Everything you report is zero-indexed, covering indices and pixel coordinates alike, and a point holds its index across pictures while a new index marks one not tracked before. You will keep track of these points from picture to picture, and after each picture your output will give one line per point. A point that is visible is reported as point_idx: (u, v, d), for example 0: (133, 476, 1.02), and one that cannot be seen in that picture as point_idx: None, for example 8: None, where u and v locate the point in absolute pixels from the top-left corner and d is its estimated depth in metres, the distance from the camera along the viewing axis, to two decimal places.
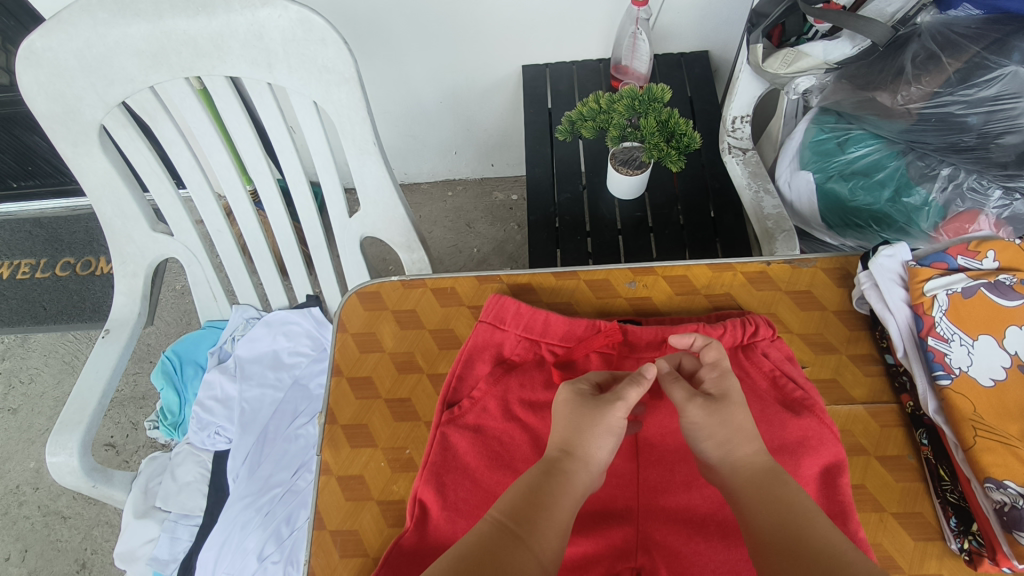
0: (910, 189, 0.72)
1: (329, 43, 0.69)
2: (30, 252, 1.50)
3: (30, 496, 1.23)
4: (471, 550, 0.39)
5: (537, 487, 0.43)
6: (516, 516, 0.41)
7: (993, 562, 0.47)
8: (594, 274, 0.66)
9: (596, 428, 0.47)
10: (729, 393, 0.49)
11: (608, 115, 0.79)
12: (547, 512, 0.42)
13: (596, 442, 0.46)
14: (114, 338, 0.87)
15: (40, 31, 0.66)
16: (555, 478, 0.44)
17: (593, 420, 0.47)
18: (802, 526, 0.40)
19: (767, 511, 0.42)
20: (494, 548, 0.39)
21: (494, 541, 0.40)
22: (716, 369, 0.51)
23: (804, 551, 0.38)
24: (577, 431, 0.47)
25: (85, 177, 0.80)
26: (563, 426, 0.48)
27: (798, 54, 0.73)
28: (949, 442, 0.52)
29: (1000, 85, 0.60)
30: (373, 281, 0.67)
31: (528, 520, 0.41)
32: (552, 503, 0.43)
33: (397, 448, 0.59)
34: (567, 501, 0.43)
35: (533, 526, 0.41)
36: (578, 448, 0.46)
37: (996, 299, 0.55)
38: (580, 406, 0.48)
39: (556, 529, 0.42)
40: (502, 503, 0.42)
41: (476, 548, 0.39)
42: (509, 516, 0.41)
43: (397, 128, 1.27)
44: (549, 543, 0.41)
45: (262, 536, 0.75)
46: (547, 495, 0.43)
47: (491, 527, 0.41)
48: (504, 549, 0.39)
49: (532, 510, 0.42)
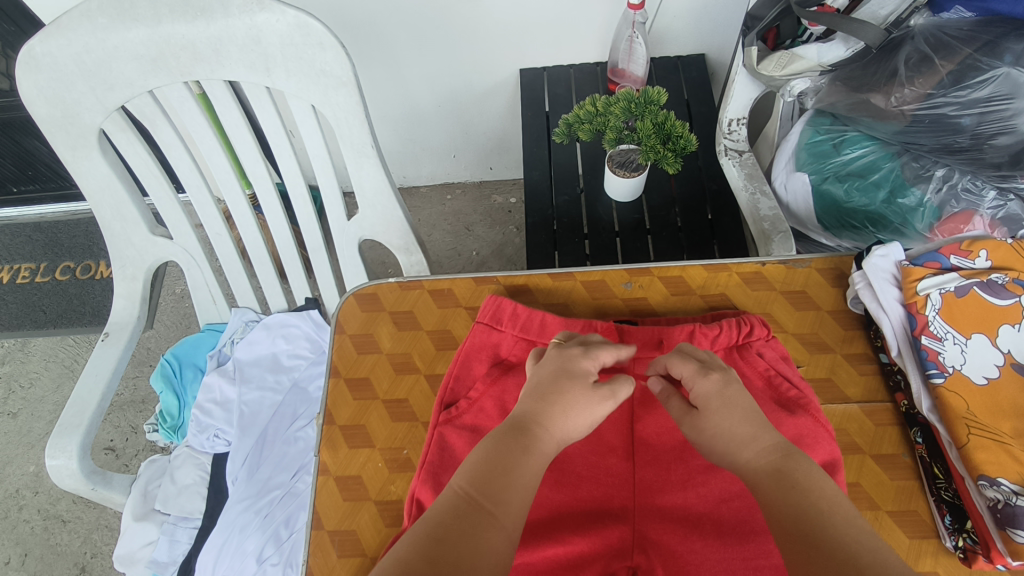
0: (905, 190, 0.72)
1: (327, 47, 0.70)
2: (31, 257, 1.51)
3: (30, 500, 1.23)
4: (440, 527, 0.39)
5: (500, 454, 0.43)
6: (480, 488, 0.41)
7: (987, 559, 0.47)
8: (590, 275, 0.66)
9: (562, 396, 0.46)
10: (709, 397, 0.47)
11: (605, 118, 0.79)
12: (511, 479, 0.42)
13: (559, 410, 0.46)
14: (114, 341, 0.88)
15: (40, 36, 0.67)
16: (520, 445, 0.43)
17: (559, 390, 0.47)
18: (817, 516, 0.39)
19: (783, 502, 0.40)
20: (462, 525, 0.39)
21: (458, 517, 0.39)
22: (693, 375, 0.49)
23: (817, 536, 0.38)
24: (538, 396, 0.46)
25: (84, 181, 0.81)
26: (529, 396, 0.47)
27: (792, 56, 0.74)
28: (943, 440, 0.52)
29: (992, 87, 0.61)
30: (371, 282, 0.67)
31: (494, 491, 0.41)
32: (517, 468, 0.42)
33: (395, 448, 0.59)
34: (531, 466, 0.43)
35: (499, 497, 0.41)
36: (540, 415, 0.45)
37: (989, 298, 0.55)
38: (549, 377, 0.48)
39: (522, 496, 0.42)
40: (467, 476, 0.42)
41: (440, 525, 0.39)
42: (474, 488, 0.41)
43: (396, 132, 1.28)
44: (513, 511, 0.41)
45: (261, 539, 0.75)
46: (511, 460, 0.42)
47: (456, 503, 0.40)
48: (468, 524, 0.39)
49: (497, 480, 0.41)
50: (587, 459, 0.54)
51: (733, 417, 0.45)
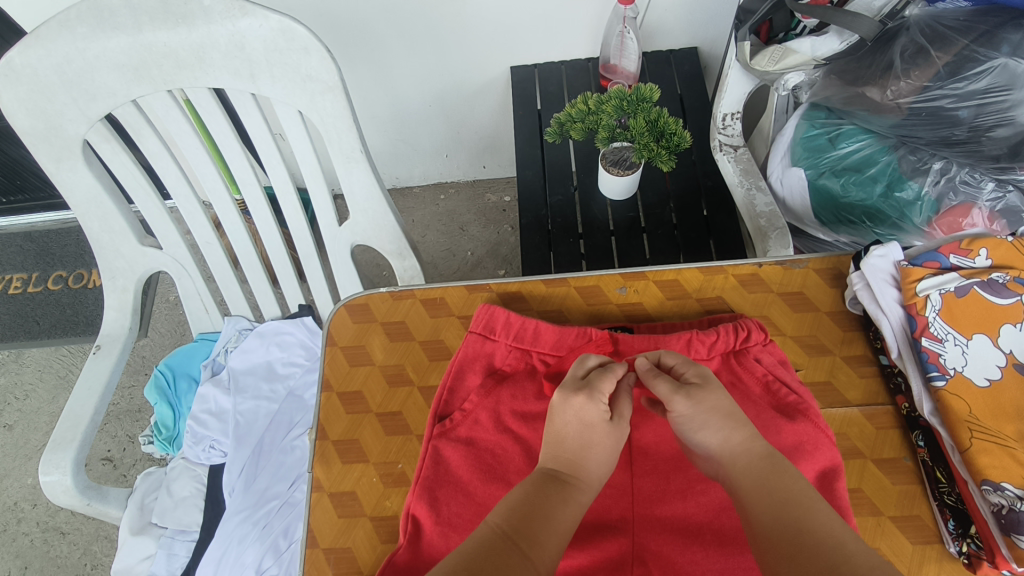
0: (902, 184, 0.71)
1: (312, 51, 0.68)
2: (22, 267, 1.49)
3: (28, 512, 1.23)
4: (471, 555, 0.38)
5: (531, 495, 0.43)
6: (512, 523, 0.41)
7: (992, 565, 0.47)
8: (584, 280, 0.65)
9: (599, 451, 0.47)
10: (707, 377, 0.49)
11: (597, 116, 0.78)
12: (543, 518, 0.42)
13: (590, 452, 0.47)
14: (105, 354, 0.86)
15: (19, 47, 0.66)
16: (557, 492, 0.44)
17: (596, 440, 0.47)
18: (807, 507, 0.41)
19: (769, 501, 0.42)
20: (496, 554, 0.39)
21: (493, 549, 0.39)
22: (685, 363, 0.51)
23: (805, 544, 0.39)
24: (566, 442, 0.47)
25: (70, 192, 0.79)
26: (569, 440, 0.47)
27: (785, 51, 0.74)
28: (946, 444, 0.51)
29: (989, 78, 0.60)
30: (363, 292, 0.66)
31: (525, 525, 0.41)
32: (549, 510, 0.42)
33: (389, 462, 0.58)
34: (561, 508, 0.43)
35: (531, 532, 0.41)
36: (576, 465, 0.47)
37: (990, 298, 0.54)
38: (602, 427, 0.48)
39: (555, 538, 0.41)
40: (501, 513, 0.42)
41: (476, 557, 0.38)
42: (508, 522, 0.41)
43: (386, 133, 1.26)
44: (546, 550, 0.41)
45: (260, 550, 0.74)
46: (543, 502, 0.43)
47: (489, 534, 0.40)
48: (506, 560, 0.38)
49: (529, 518, 0.42)
50: None
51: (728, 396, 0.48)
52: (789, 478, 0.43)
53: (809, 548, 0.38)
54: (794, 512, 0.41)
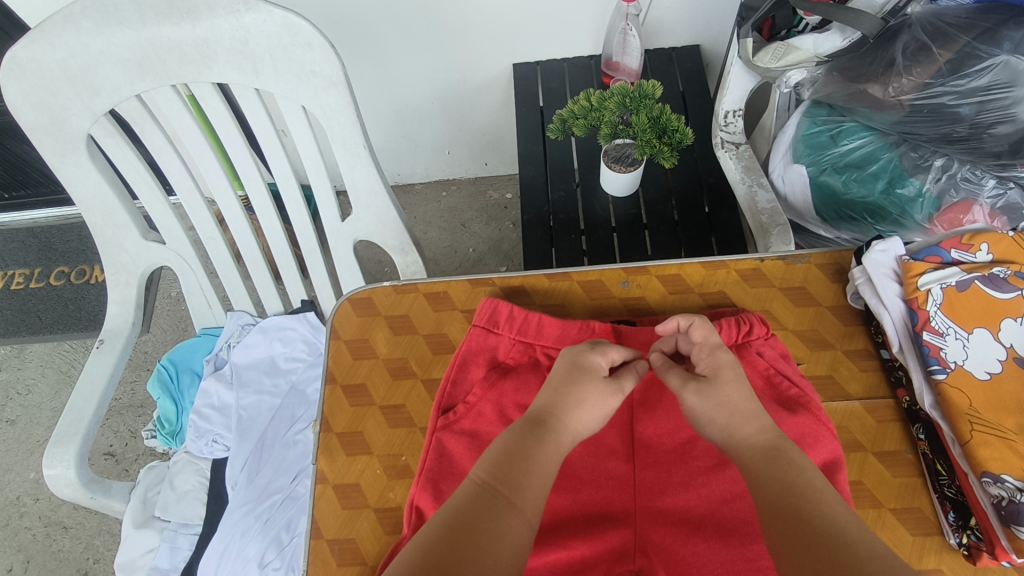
0: (904, 180, 0.71)
1: (315, 47, 0.68)
2: (24, 263, 1.49)
3: (31, 507, 1.23)
4: (454, 510, 0.40)
5: (515, 442, 0.44)
6: (495, 473, 0.42)
7: (991, 556, 0.47)
8: (587, 275, 0.65)
9: (579, 396, 0.48)
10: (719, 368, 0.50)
11: (600, 112, 0.78)
12: (526, 464, 0.42)
13: (572, 399, 0.47)
14: (109, 348, 0.87)
15: (24, 41, 0.66)
16: (539, 437, 0.44)
17: (578, 386, 0.48)
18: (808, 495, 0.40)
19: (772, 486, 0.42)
20: (479, 508, 0.40)
21: (476, 502, 0.40)
22: (706, 348, 0.52)
23: (806, 527, 0.39)
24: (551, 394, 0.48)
25: (74, 187, 0.80)
26: (555, 392, 0.48)
27: (788, 48, 0.74)
28: (946, 437, 0.52)
29: (991, 76, 0.60)
30: (366, 286, 0.66)
31: (507, 474, 0.42)
32: (531, 456, 0.43)
33: (393, 455, 0.58)
34: (543, 453, 0.44)
35: (513, 481, 0.41)
36: (558, 409, 0.47)
37: (991, 292, 0.54)
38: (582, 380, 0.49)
39: (537, 483, 0.42)
40: (485, 464, 0.43)
41: (458, 512, 0.40)
42: (490, 474, 0.42)
43: (389, 129, 1.27)
44: (529, 496, 0.41)
45: (263, 544, 0.75)
46: (526, 449, 0.43)
47: (474, 487, 0.41)
48: (488, 513, 0.40)
49: (511, 467, 0.42)
50: (587, 462, 0.54)
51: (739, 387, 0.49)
52: (790, 467, 0.42)
53: (807, 533, 0.38)
54: (796, 494, 0.41)
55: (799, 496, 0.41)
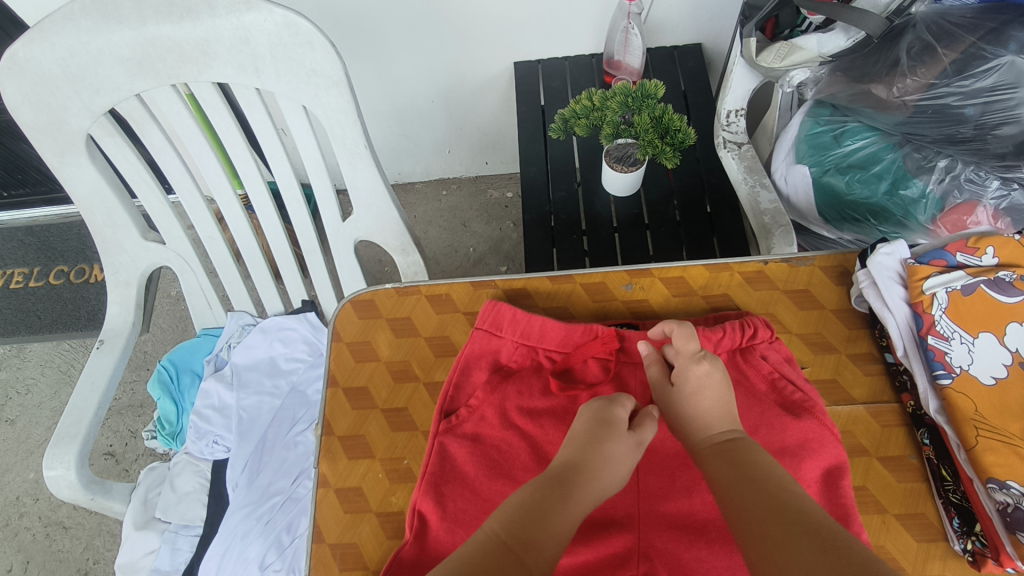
0: (907, 182, 0.70)
1: (316, 46, 0.68)
2: (24, 261, 1.49)
3: (31, 507, 1.23)
4: (466, 557, 0.39)
5: (533, 497, 0.43)
6: (510, 527, 0.41)
7: (996, 562, 0.47)
8: (590, 277, 0.65)
9: (604, 451, 0.47)
10: (688, 378, 0.52)
11: (602, 112, 0.78)
12: (543, 521, 0.42)
13: (599, 457, 0.47)
14: (109, 349, 0.87)
15: (22, 40, 0.65)
16: (557, 495, 0.44)
17: (602, 442, 0.48)
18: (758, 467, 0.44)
19: (737, 481, 0.44)
20: (491, 557, 0.39)
21: (489, 552, 0.39)
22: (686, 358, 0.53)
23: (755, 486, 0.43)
24: (575, 449, 0.48)
25: (74, 187, 0.79)
26: (576, 443, 0.48)
27: (791, 47, 0.73)
28: (951, 442, 0.52)
29: (996, 76, 0.60)
30: (368, 288, 0.66)
31: (524, 529, 0.41)
32: (549, 512, 0.42)
33: (395, 458, 0.58)
34: (561, 511, 0.43)
35: (529, 536, 0.40)
36: (581, 467, 0.46)
37: (996, 296, 0.54)
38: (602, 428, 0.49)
39: (552, 543, 0.41)
40: (501, 516, 0.42)
41: (472, 562, 0.38)
42: (505, 526, 0.41)
43: (389, 128, 1.26)
44: (543, 554, 0.40)
45: (264, 545, 0.75)
46: (544, 504, 0.43)
47: (487, 537, 0.40)
48: (499, 564, 0.38)
49: (528, 522, 0.41)
50: None
51: (713, 398, 0.50)
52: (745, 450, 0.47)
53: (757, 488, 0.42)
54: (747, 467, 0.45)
55: (762, 479, 0.43)
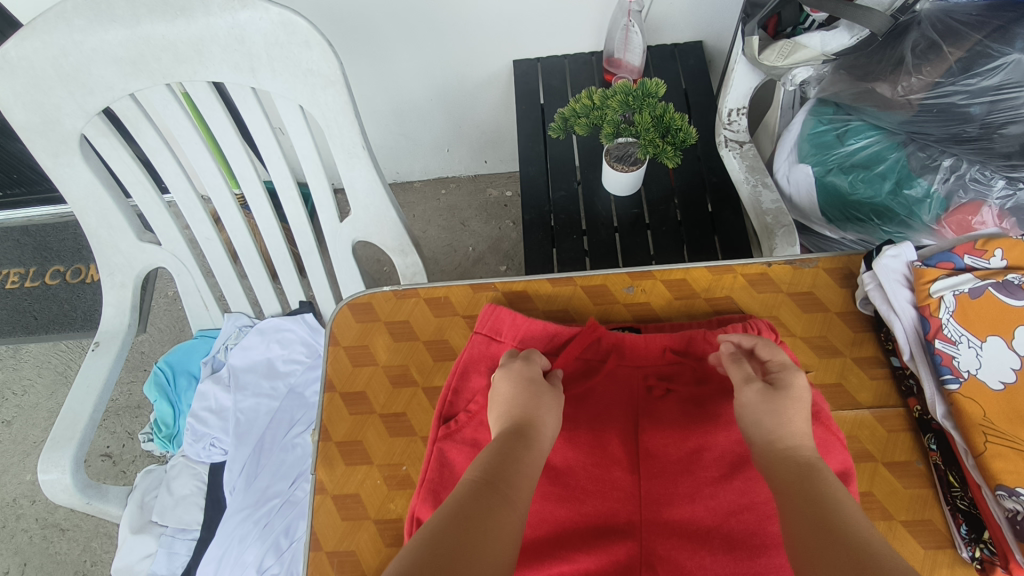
0: (911, 181, 0.69)
1: (313, 45, 0.67)
2: (19, 261, 1.48)
3: (27, 509, 1.22)
4: (457, 501, 0.39)
5: (503, 445, 0.45)
6: (487, 471, 0.42)
7: (1005, 569, 0.46)
8: (590, 280, 0.64)
9: (543, 400, 0.49)
10: (790, 382, 0.49)
11: (603, 111, 0.77)
12: (514, 464, 0.43)
13: (540, 407, 0.49)
14: (104, 351, 0.86)
15: (14, 39, 0.64)
16: (520, 440, 0.45)
17: (538, 393, 0.50)
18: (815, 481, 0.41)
19: (791, 484, 0.41)
20: (478, 499, 0.39)
21: (475, 495, 0.40)
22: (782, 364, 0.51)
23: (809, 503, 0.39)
24: (519, 402, 0.49)
25: (68, 188, 0.78)
26: (514, 398, 0.49)
27: (795, 45, 0.72)
28: (958, 448, 0.51)
29: (1003, 75, 0.59)
30: (366, 291, 0.65)
31: (499, 472, 0.42)
32: (518, 457, 0.44)
33: (393, 464, 0.57)
34: (528, 455, 0.45)
35: (505, 478, 0.42)
36: (528, 415, 0.48)
37: (1004, 299, 0.53)
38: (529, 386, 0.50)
39: (525, 481, 0.43)
40: (477, 465, 0.43)
41: (461, 505, 0.39)
42: (482, 473, 0.42)
43: (387, 126, 1.25)
44: (520, 492, 0.42)
45: (261, 549, 0.74)
46: (512, 450, 0.44)
47: (470, 483, 0.41)
48: (485, 503, 0.39)
49: (502, 465, 0.43)
50: (591, 473, 0.53)
51: (801, 410, 0.47)
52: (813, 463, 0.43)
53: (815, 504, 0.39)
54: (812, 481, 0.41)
55: (807, 492, 0.40)
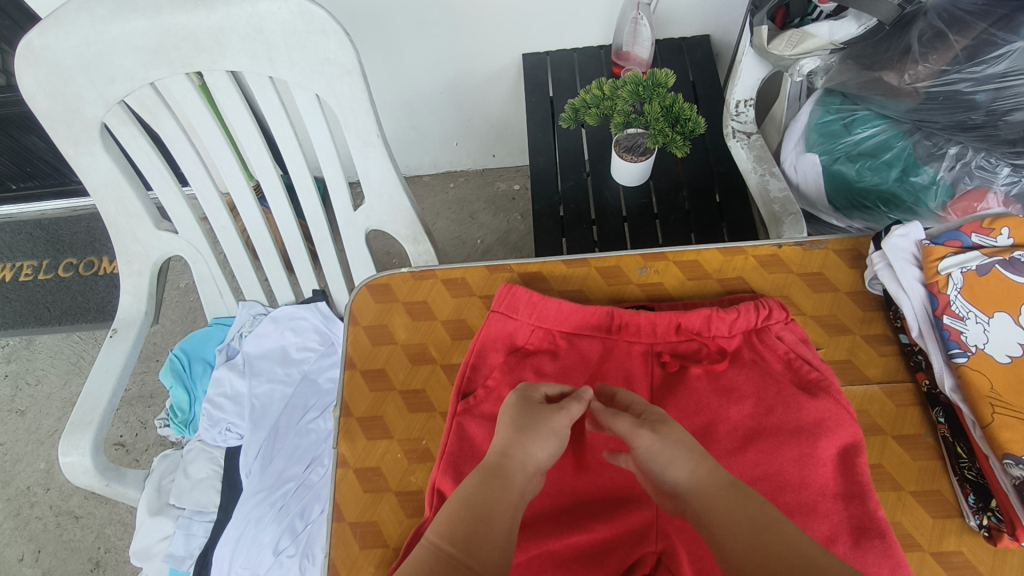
0: (917, 169, 0.71)
1: (330, 34, 0.68)
2: (33, 254, 1.50)
3: (42, 496, 1.24)
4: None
5: (474, 494, 0.41)
6: (452, 536, 0.38)
7: (1012, 537, 0.47)
8: (604, 261, 0.66)
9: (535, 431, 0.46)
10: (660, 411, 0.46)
11: (612, 102, 0.78)
12: (485, 519, 0.39)
13: (533, 444, 0.45)
14: (122, 337, 0.87)
15: (37, 29, 0.66)
16: (496, 487, 0.42)
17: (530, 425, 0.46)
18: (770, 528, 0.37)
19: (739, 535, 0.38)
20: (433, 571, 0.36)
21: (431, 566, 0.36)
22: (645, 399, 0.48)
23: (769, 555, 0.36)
24: (512, 432, 0.45)
25: (88, 176, 0.80)
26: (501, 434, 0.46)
27: (803, 35, 0.74)
28: (966, 419, 0.52)
29: (1008, 62, 0.60)
30: (384, 273, 0.67)
31: (466, 536, 0.38)
32: (488, 508, 0.40)
33: (413, 439, 0.59)
34: (505, 504, 0.41)
35: (472, 542, 0.38)
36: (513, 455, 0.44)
37: (1011, 276, 0.54)
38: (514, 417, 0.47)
39: (497, 538, 0.39)
40: (440, 526, 0.39)
41: None
42: (447, 538, 0.38)
43: (397, 120, 1.26)
44: (488, 552, 0.38)
45: (278, 530, 0.76)
46: (482, 501, 0.41)
47: (427, 551, 0.38)
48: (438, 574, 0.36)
49: (468, 524, 0.39)
50: (608, 446, 0.54)
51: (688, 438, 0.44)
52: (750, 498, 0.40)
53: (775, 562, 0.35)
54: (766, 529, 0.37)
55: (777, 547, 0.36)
